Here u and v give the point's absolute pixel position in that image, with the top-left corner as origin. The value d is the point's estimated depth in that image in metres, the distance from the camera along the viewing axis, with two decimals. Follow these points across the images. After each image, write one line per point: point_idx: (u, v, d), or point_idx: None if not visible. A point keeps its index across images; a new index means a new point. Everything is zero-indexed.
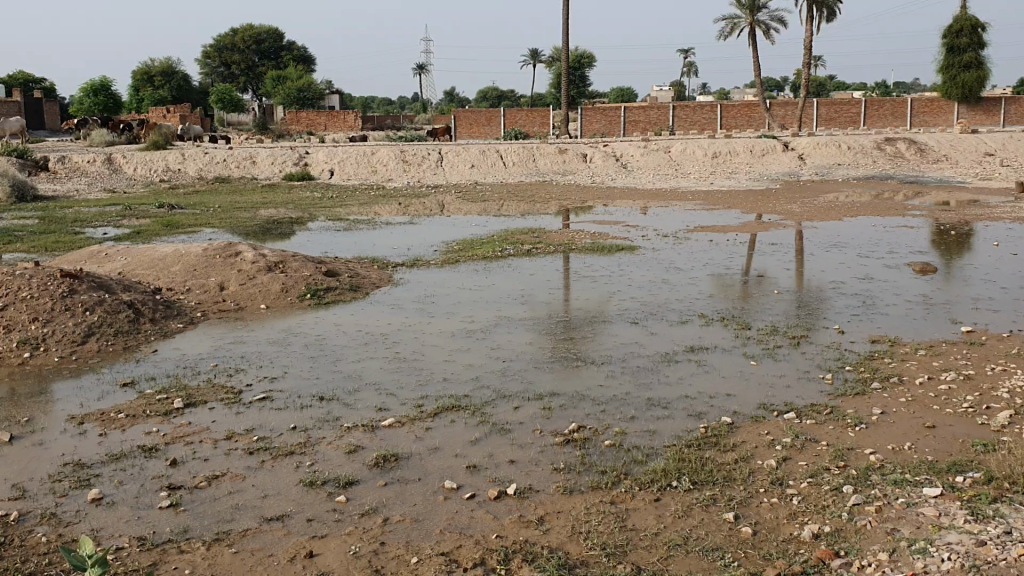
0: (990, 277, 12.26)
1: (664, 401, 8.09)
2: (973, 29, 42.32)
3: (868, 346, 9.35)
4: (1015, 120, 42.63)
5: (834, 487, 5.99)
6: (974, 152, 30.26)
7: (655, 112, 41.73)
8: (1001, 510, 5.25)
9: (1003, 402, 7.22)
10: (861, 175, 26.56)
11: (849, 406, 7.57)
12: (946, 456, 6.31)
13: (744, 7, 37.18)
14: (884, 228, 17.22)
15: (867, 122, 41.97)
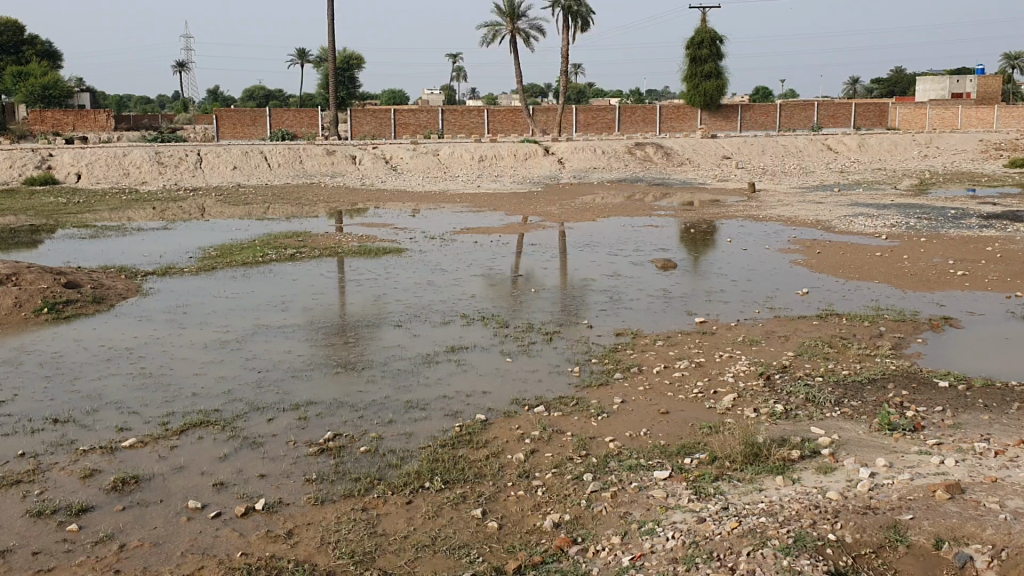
0: (723, 271, 13.26)
1: (422, 402, 8.13)
2: (713, 41, 45.18)
3: (614, 338, 9.86)
4: (749, 125, 46.36)
5: (577, 476, 6.25)
6: (714, 155, 32.71)
7: (424, 115, 42.00)
8: (721, 488, 5.67)
9: (728, 386, 7.82)
10: (615, 177, 28.00)
11: (593, 397, 7.94)
12: (677, 440, 6.75)
13: (504, 14, 38.13)
14: (633, 228, 18.24)
15: (620, 128, 44.41)
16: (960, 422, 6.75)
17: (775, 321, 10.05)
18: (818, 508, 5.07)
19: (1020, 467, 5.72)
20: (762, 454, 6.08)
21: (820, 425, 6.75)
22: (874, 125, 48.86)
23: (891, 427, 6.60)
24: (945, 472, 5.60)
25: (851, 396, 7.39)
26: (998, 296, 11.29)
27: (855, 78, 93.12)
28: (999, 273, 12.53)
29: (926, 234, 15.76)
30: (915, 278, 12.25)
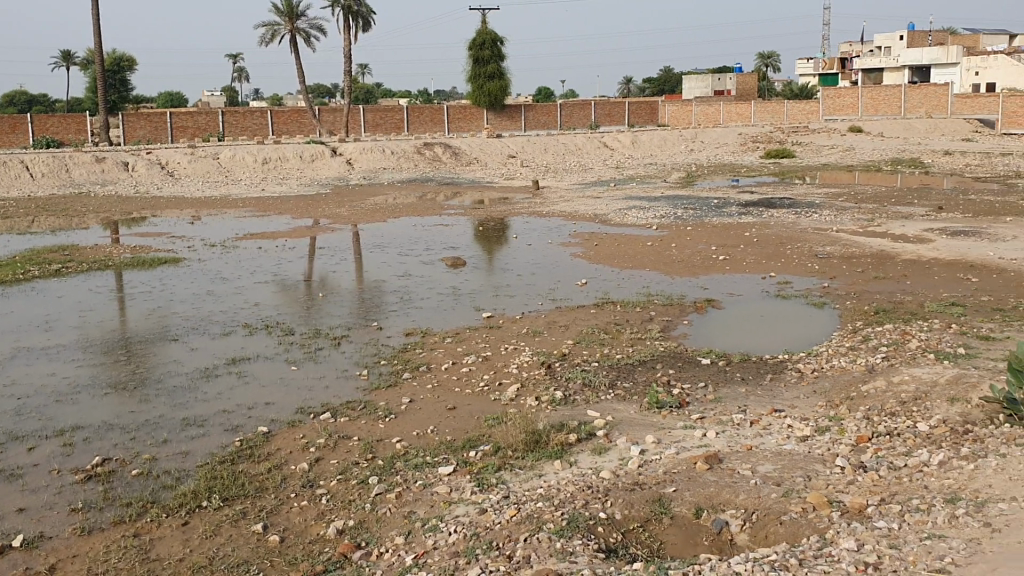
0: (510, 266, 13.55)
1: (201, 419, 7.79)
2: (493, 43, 46.84)
3: (401, 339, 9.85)
4: (533, 125, 47.76)
5: (362, 480, 6.19)
6: (500, 154, 33.39)
7: (203, 118, 40.26)
8: (503, 477, 5.80)
9: (512, 377, 8.01)
10: (404, 177, 28.00)
11: (379, 399, 7.89)
12: (461, 434, 6.83)
13: (282, 14, 37.21)
14: (423, 227, 18.31)
15: (409, 128, 44.32)
16: (721, 396, 7.25)
17: (556, 312, 10.38)
18: (591, 488, 5.30)
19: (772, 433, 6.22)
20: (541, 441, 6.28)
21: (596, 408, 7.05)
22: (647, 122, 52.11)
23: (660, 404, 6.99)
24: (707, 444, 6.00)
25: (624, 378, 7.77)
26: (757, 277, 12.20)
27: (629, 78, 97.90)
28: (756, 256, 13.56)
29: (694, 223, 16.81)
30: (683, 264, 13.02)
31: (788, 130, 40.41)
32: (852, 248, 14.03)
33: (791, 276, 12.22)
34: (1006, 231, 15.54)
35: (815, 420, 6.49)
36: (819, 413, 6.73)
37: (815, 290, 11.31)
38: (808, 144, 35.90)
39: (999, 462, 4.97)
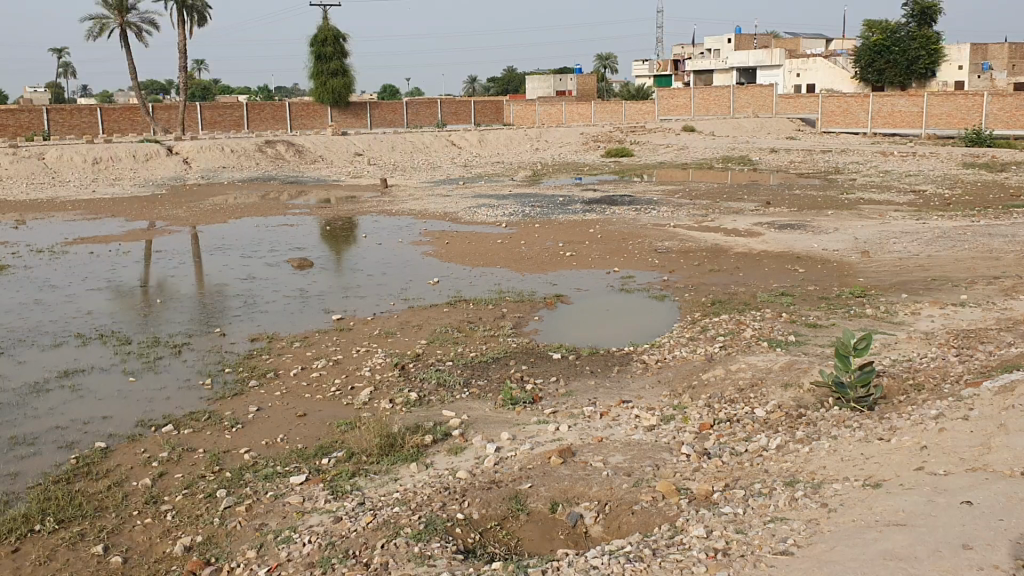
0: (359, 266, 13.36)
1: (30, 437, 7.29)
2: (335, 39, 45.96)
3: (248, 344, 9.54)
4: (379, 122, 47.30)
5: (209, 493, 5.95)
6: (345, 152, 32.89)
7: (26, 116, 37.62)
8: (358, 483, 5.70)
9: (364, 380, 7.90)
10: (246, 177, 27.14)
11: (226, 409, 7.61)
12: (313, 441, 6.68)
13: (110, 6, 35.32)
14: (267, 228, 17.81)
15: (250, 126, 43.00)
16: (572, 390, 7.40)
17: (408, 312, 10.31)
18: (447, 489, 5.30)
19: (621, 424, 6.40)
20: (396, 443, 6.22)
21: (450, 407, 7.04)
22: (493, 121, 52.71)
23: (513, 401, 7.06)
24: (560, 438, 6.10)
25: (477, 376, 7.80)
26: (602, 271, 12.50)
27: (473, 77, 98.40)
28: (601, 252, 13.89)
29: (541, 220, 17.07)
30: (531, 261, 13.18)
31: (628, 129, 41.67)
32: (690, 243, 14.60)
33: (635, 270, 12.58)
34: (828, 223, 16.57)
35: (661, 410, 6.72)
36: (664, 403, 6.96)
37: (657, 284, 11.69)
38: (646, 143, 37.15)
39: (831, 444, 5.21)
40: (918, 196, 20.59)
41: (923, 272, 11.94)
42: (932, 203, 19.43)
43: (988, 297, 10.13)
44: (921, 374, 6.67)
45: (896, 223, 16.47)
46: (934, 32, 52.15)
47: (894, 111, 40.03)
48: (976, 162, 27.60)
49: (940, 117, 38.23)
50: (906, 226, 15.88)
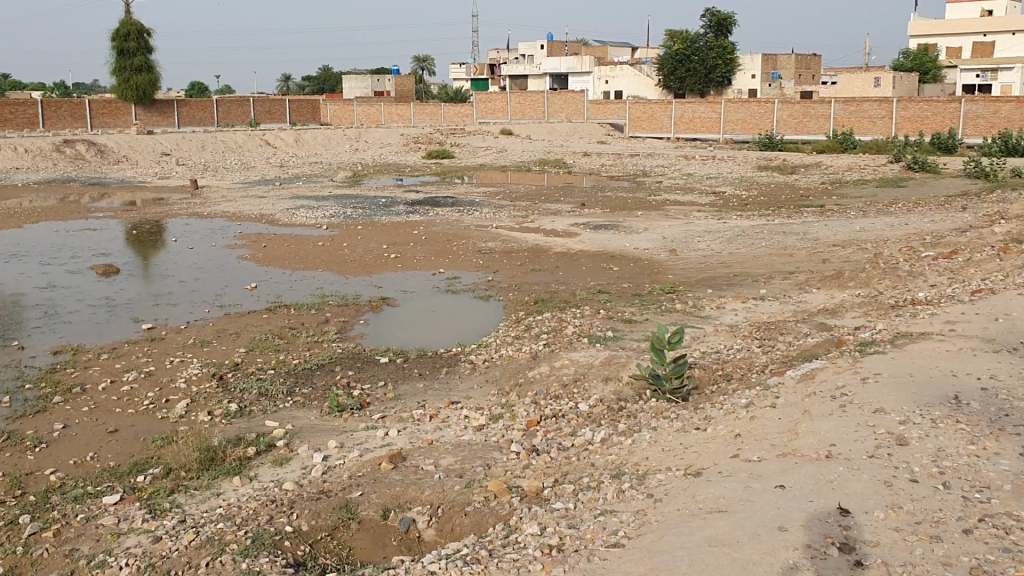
0: (171, 272, 12.74)
1: None
2: (140, 33, 43.21)
3: (50, 358, 8.87)
4: (187, 121, 45.42)
5: (10, 520, 5.42)
6: (152, 153, 31.33)
7: None
8: (177, 501, 5.41)
9: (181, 392, 7.53)
10: (41, 178, 25.32)
11: (26, 427, 7.03)
12: (127, 459, 6.29)
13: None
14: (67, 232, 16.68)
15: (45, 124, 39.98)
16: (399, 394, 7.36)
17: (226, 319, 9.93)
18: (274, 502, 5.13)
19: (449, 426, 6.43)
20: (218, 458, 5.96)
21: (274, 417, 6.83)
22: (308, 121, 52.30)
23: (340, 408, 6.93)
24: (389, 443, 6.05)
25: (301, 384, 7.61)
26: (426, 273, 12.50)
27: (287, 75, 96.19)
28: (425, 253, 13.88)
29: (362, 222, 16.89)
30: (354, 264, 13.00)
31: (447, 131, 41.92)
32: (511, 243, 14.82)
33: (459, 271, 12.65)
34: (638, 224, 17.27)
35: (489, 409, 6.80)
36: (491, 402, 7.05)
37: (481, 284, 11.80)
38: (466, 145, 37.49)
39: (652, 435, 5.30)
40: (720, 197, 21.84)
41: (726, 268, 12.66)
42: (731, 203, 20.66)
43: (785, 291, 10.85)
44: (730, 365, 7.03)
45: (700, 222, 17.38)
46: (729, 42, 56.75)
47: (695, 117, 42.13)
48: (770, 165, 29.59)
49: (736, 123, 40.57)
50: (710, 225, 16.80)
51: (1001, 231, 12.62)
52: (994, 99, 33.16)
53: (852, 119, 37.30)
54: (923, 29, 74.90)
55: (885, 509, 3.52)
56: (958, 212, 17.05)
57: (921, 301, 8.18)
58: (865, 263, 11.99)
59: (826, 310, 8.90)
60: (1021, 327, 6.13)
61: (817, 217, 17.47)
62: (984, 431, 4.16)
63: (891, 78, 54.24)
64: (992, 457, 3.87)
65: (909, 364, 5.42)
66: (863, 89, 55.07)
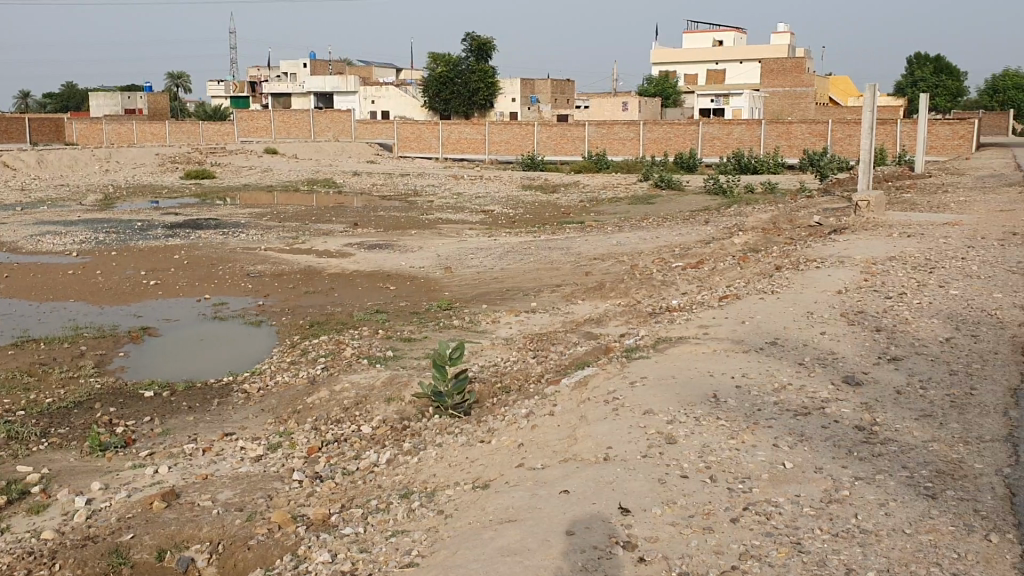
0: None
1: None
2: None
3: None
4: None
5: None
6: None
7: None
8: None
9: None
10: None
11: None
12: None
13: None
14: None
15: None
16: (168, 428, 6.97)
17: None
18: (32, 554, 4.70)
19: (225, 458, 6.17)
20: None
21: (27, 462, 6.23)
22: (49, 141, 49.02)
23: (103, 447, 6.45)
24: (160, 481, 5.71)
25: (57, 425, 7.02)
26: (190, 300, 11.92)
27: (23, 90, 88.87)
28: (189, 279, 13.23)
29: (117, 247, 15.88)
30: (110, 293, 12.18)
31: (207, 151, 40.30)
32: (281, 266, 14.45)
33: (227, 297, 12.18)
34: (410, 242, 17.34)
35: (266, 438, 6.59)
36: (269, 431, 6.83)
37: (251, 309, 11.41)
38: (228, 165, 36.19)
39: (438, 451, 5.26)
40: (488, 215, 22.37)
41: (498, 283, 12.98)
42: (499, 221, 21.25)
43: (553, 303, 11.26)
44: (508, 378, 7.19)
45: (471, 240, 17.70)
46: (489, 66, 59.92)
47: (460, 138, 42.96)
48: (534, 184, 30.64)
49: (500, 144, 41.84)
50: (479, 243, 17.12)
51: (740, 242, 13.81)
52: (727, 122, 36.78)
53: (605, 141, 39.42)
54: (664, 57, 80.74)
55: (661, 505, 3.66)
56: (702, 225, 18.46)
57: (676, 308, 8.76)
58: (625, 274, 12.69)
59: (592, 320, 9.34)
60: (765, 328, 6.72)
61: (578, 233, 18.32)
62: (740, 426, 4.50)
63: (638, 102, 58.06)
64: (749, 449, 4.18)
65: (671, 367, 5.77)
66: (614, 112, 58.56)
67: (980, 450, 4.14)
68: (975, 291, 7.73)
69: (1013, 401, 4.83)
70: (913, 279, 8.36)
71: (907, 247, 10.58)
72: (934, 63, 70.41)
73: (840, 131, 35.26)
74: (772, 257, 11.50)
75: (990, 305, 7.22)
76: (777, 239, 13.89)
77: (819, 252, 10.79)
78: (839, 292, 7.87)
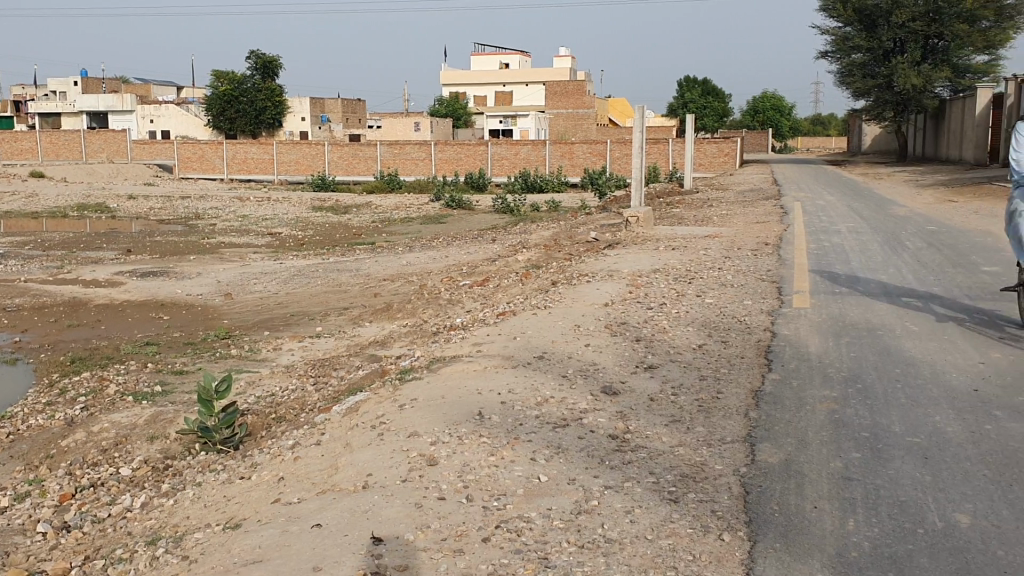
0: None
1: None
2: None
3: None
4: None
5: None
6: None
7: None
8: None
9: None
10: None
11: None
12: None
13: None
14: None
15: None
16: None
17: None
18: None
19: None
20: None
21: None
22: None
23: None
24: None
25: None
26: None
27: None
28: None
29: None
30: None
31: None
32: (43, 298, 13.36)
33: None
34: (190, 268, 16.52)
35: (11, 489, 6.02)
36: (16, 480, 6.25)
37: (5, 347, 10.46)
38: None
39: (195, 492, 4.97)
40: (276, 237, 21.74)
41: (282, 308, 12.60)
42: (287, 243, 20.69)
43: (338, 327, 11.05)
44: (282, 408, 6.93)
45: (256, 264, 17.07)
46: (275, 84, 58.79)
47: (246, 158, 41.60)
48: (323, 205, 30.06)
49: (288, 164, 40.86)
50: (264, 267, 16.54)
51: (524, 259, 14.12)
52: (514, 142, 37.70)
53: (396, 161, 39.32)
54: (452, 78, 81.86)
55: (414, 531, 3.60)
56: (489, 243, 18.77)
57: (456, 326, 8.80)
58: (412, 294, 12.65)
59: (376, 342, 9.22)
60: (535, 342, 6.86)
61: (369, 254, 18.13)
62: (502, 442, 4.54)
63: (429, 123, 58.55)
64: (508, 465, 4.22)
65: (441, 387, 5.76)
66: (405, 133, 58.75)
67: (720, 452, 4.39)
68: (727, 300, 8.27)
69: (752, 402, 5.18)
70: (675, 290, 8.83)
71: (673, 260, 11.19)
72: (701, 87, 75.47)
73: (618, 151, 37.06)
74: (551, 273, 11.83)
75: (739, 311, 7.75)
76: (558, 255, 14.31)
77: (593, 267, 11.21)
78: (607, 305, 8.17)
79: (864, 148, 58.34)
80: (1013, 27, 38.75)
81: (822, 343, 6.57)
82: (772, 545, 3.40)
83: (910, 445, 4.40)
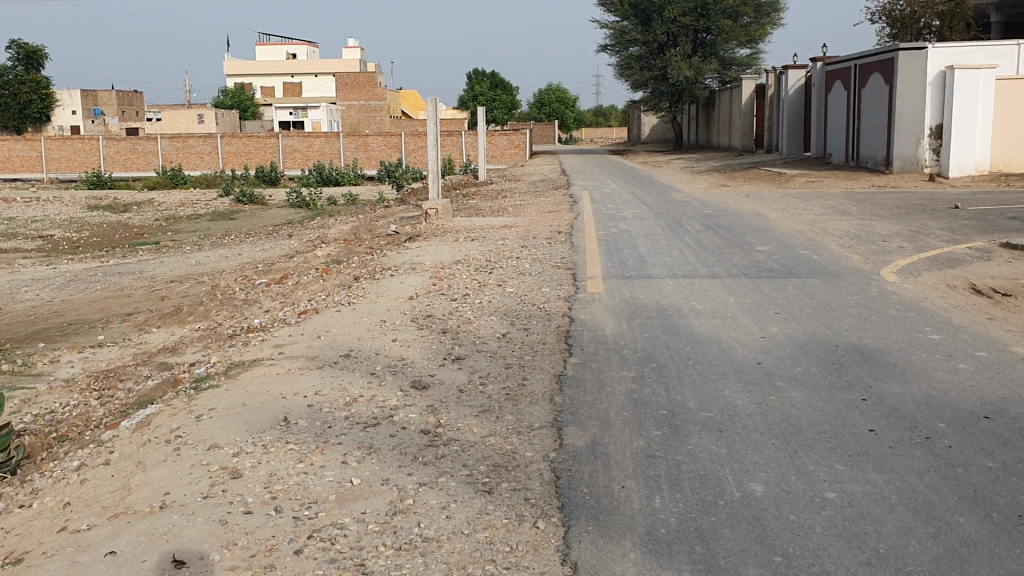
0: None
1: None
2: None
3: None
4: None
5: None
6: None
7: None
8: None
9: None
10: None
11: None
12: None
13: None
14: None
15: None
16: None
17: None
18: None
19: None
20: None
21: None
22: None
23: None
24: None
25: None
26: None
27: None
28: None
29: None
30: None
31: None
32: None
33: None
34: None
35: None
36: None
37: None
38: None
39: None
40: (48, 240, 20.11)
41: (57, 317, 11.65)
42: (61, 247, 19.21)
43: (123, 334, 10.35)
44: (64, 426, 6.40)
45: (26, 270, 15.74)
46: (42, 75, 54.66)
47: (12, 156, 38.47)
48: (99, 204, 28.16)
49: (58, 161, 38.03)
50: (35, 273, 15.26)
51: (323, 255, 13.78)
52: (306, 135, 36.86)
53: (179, 156, 37.43)
54: (236, 68, 78.73)
55: (220, 550, 3.41)
56: (284, 239, 18.22)
57: (254, 328, 8.45)
58: (205, 295, 12.08)
59: (165, 350, 8.69)
60: (339, 341, 6.71)
61: (153, 255, 17.14)
62: (309, 447, 4.41)
63: (213, 115, 56.22)
64: (317, 471, 4.09)
65: (240, 394, 5.51)
66: (188, 125, 56.11)
67: (530, 438, 4.46)
68: (526, 288, 8.42)
69: (557, 387, 5.30)
70: (477, 280, 8.91)
71: (472, 251, 11.29)
72: (489, 79, 76.60)
73: (411, 142, 37.10)
74: (351, 269, 11.63)
75: (538, 298, 7.91)
76: (356, 249, 14.11)
77: (393, 260, 11.12)
78: (411, 299, 8.11)
79: (643, 137, 61.31)
80: (769, 23, 42.16)
81: (618, 326, 6.81)
82: (585, 529, 3.47)
83: (705, 420, 4.64)
